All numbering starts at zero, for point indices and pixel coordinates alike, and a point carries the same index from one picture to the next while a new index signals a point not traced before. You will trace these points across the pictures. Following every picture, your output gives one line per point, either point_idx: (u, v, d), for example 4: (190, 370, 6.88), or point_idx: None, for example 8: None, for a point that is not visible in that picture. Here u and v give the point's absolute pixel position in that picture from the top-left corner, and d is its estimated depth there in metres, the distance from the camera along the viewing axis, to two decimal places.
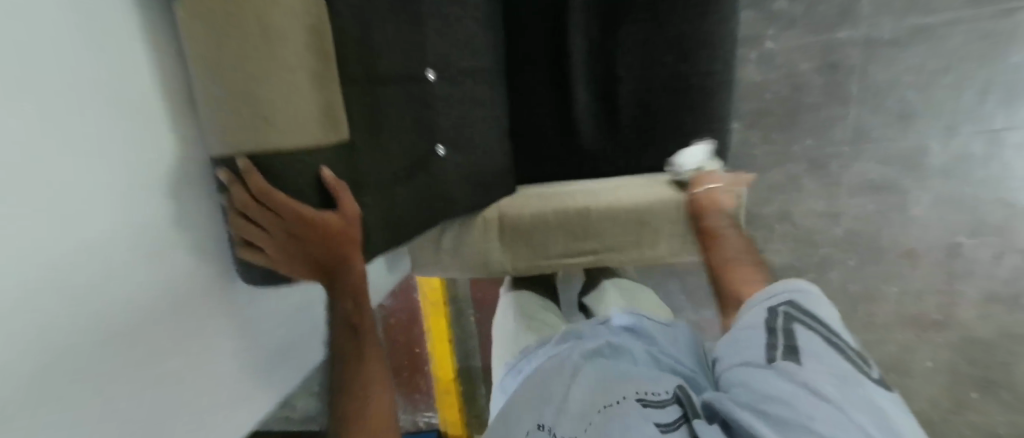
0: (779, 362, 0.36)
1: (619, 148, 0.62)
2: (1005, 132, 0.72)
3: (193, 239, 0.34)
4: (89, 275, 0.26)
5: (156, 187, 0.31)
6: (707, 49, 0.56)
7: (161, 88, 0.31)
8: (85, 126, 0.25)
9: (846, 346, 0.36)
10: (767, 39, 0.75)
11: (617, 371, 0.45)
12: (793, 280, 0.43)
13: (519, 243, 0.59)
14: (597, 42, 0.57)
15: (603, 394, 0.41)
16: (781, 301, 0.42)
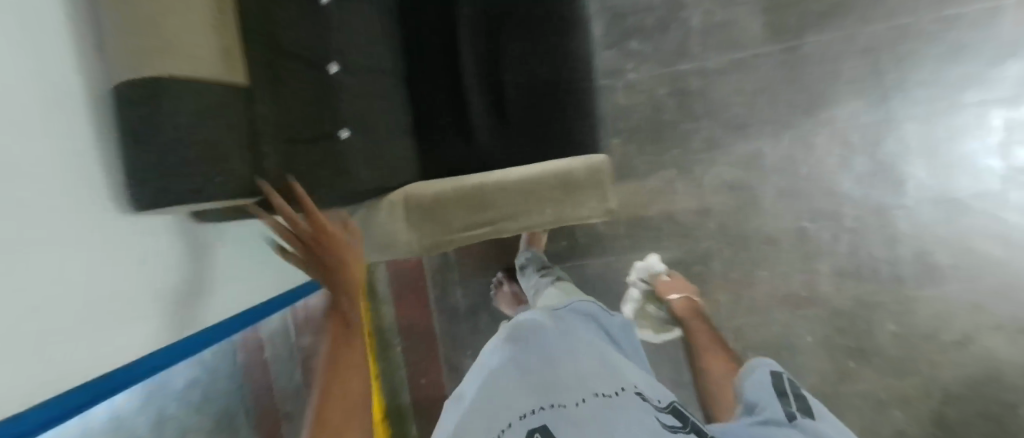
0: (798, 421, 0.45)
1: (513, 140, 0.77)
2: (810, 137, 1.01)
3: (110, 183, 0.39)
4: (63, 261, 0.35)
5: (72, 134, 0.35)
6: (570, 63, 0.77)
7: (74, 49, 0.36)
8: (33, 100, 0.32)
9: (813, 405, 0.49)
10: (628, 72, 1.02)
11: (596, 357, 0.54)
12: (757, 359, 0.58)
13: (428, 219, 0.65)
14: (487, 61, 0.76)
15: (586, 382, 0.48)
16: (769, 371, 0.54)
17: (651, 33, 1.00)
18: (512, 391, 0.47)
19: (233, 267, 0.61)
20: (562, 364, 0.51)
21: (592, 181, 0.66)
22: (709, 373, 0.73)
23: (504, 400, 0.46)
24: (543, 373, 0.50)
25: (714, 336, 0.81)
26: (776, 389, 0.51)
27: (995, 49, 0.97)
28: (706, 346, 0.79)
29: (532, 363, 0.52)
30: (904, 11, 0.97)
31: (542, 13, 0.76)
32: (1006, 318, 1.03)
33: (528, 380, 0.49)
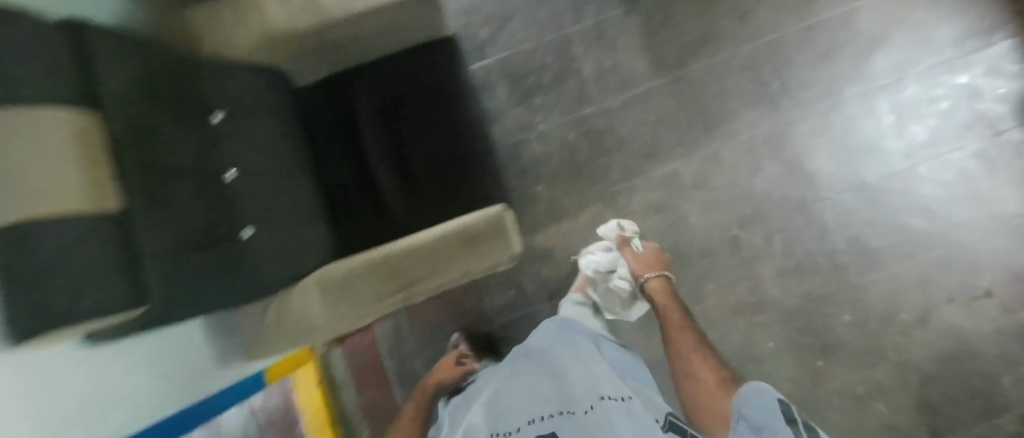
0: None
1: (424, 205, 0.82)
2: (719, 151, 1.08)
3: None
4: None
5: None
6: (466, 129, 0.86)
7: None
8: None
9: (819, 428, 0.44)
10: (538, 124, 1.11)
11: (592, 367, 0.64)
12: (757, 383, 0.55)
13: (345, 296, 0.66)
14: (388, 139, 0.83)
15: (592, 389, 0.57)
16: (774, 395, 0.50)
17: (552, 88, 1.11)
18: (529, 403, 0.59)
19: (161, 373, 0.64)
20: (574, 378, 0.62)
21: (493, 231, 0.70)
22: (698, 380, 0.70)
23: (521, 409, 0.58)
24: (558, 388, 0.61)
25: (701, 335, 0.79)
26: (785, 416, 0.47)
27: (859, 45, 1.06)
28: (695, 350, 0.76)
29: (548, 379, 0.63)
30: (769, 28, 1.07)
31: (429, 90, 0.86)
32: (957, 287, 1.03)
33: (542, 395, 0.60)
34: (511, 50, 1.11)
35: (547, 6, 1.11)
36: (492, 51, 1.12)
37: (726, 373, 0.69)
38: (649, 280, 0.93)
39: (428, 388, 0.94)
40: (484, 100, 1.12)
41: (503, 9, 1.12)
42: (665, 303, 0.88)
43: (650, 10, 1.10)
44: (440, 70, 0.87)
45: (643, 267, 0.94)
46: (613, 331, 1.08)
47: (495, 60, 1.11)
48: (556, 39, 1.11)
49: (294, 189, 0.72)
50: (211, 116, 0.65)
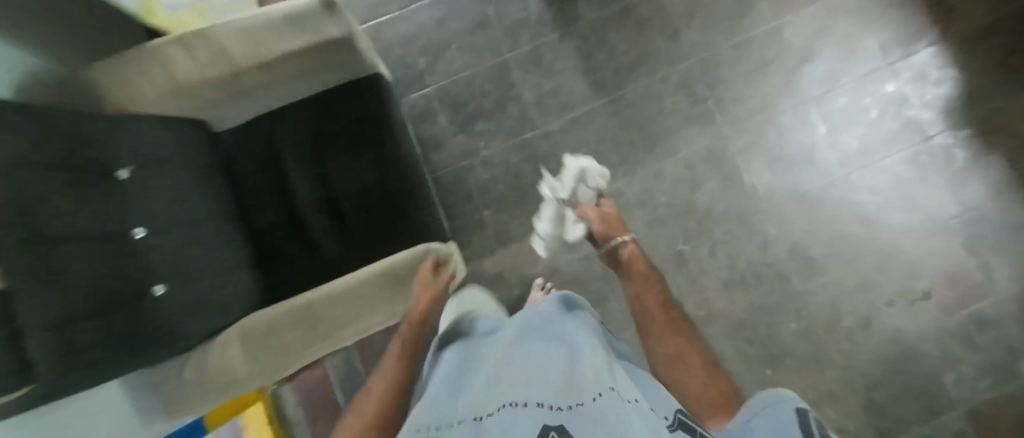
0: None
1: (354, 244, 0.83)
2: (660, 168, 1.09)
3: None
4: None
5: None
6: (397, 162, 0.86)
7: None
8: None
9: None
10: (482, 149, 1.12)
11: (590, 344, 0.49)
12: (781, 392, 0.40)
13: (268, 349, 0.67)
14: (317, 179, 0.85)
15: (603, 372, 0.40)
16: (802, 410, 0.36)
17: (493, 113, 1.13)
18: (516, 380, 0.41)
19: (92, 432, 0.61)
20: (589, 360, 0.43)
21: (415, 272, 0.70)
22: (687, 379, 0.58)
23: (503, 382, 0.41)
24: (565, 366, 0.43)
25: (681, 315, 0.69)
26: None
27: (785, 60, 1.10)
28: (676, 328, 0.66)
29: (550, 353, 0.47)
30: (700, 47, 1.11)
31: (358, 126, 0.86)
32: (899, 292, 1.04)
33: (539, 372, 0.42)
34: (452, 78, 1.14)
35: (485, 33, 1.14)
36: (432, 79, 1.14)
37: (706, 354, 0.62)
38: (625, 247, 0.81)
39: (415, 320, 0.67)
40: (426, 127, 1.13)
41: (441, 38, 1.14)
42: (642, 273, 0.77)
43: (586, 34, 1.13)
44: (369, 106, 0.86)
45: (611, 234, 0.82)
46: None
47: (435, 89, 1.14)
48: (495, 65, 1.14)
49: (211, 239, 0.73)
50: (115, 172, 0.65)
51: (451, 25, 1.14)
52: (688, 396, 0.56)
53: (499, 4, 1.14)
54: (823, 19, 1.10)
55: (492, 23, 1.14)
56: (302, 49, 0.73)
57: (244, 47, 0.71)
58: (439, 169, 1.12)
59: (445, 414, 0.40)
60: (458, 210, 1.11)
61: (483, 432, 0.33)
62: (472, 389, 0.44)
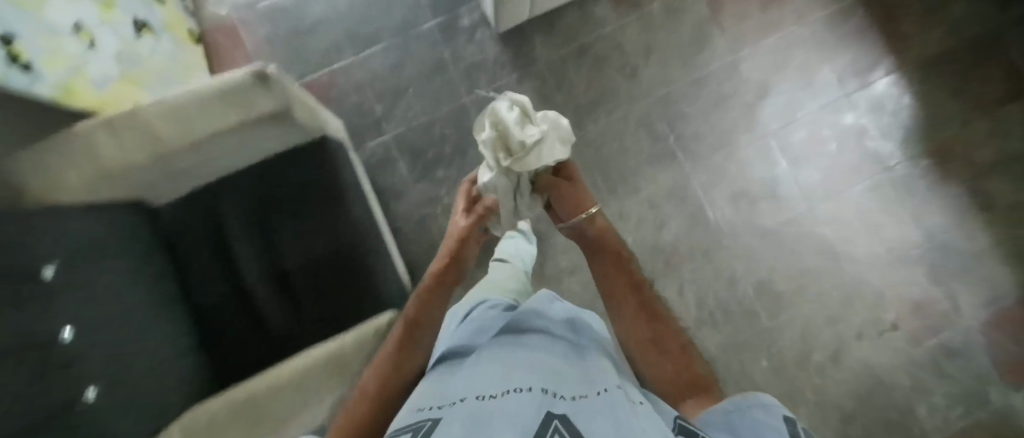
0: None
1: (303, 315, 0.80)
2: (623, 208, 1.08)
3: None
4: None
5: None
6: (347, 227, 0.83)
7: None
8: None
9: None
10: (443, 197, 1.10)
11: (595, 361, 0.48)
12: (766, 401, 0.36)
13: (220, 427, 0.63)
14: (263, 251, 0.82)
15: (601, 380, 0.42)
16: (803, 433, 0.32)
17: (453, 160, 1.11)
18: (520, 371, 0.41)
19: None
20: (590, 369, 0.45)
21: (362, 357, 0.69)
22: (661, 363, 0.55)
23: (500, 374, 0.41)
24: (566, 370, 0.44)
25: (653, 298, 0.65)
26: None
27: (743, 96, 1.10)
28: (649, 315, 0.62)
29: (548, 353, 0.48)
30: (659, 84, 1.11)
31: (303, 192, 0.83)
32: (866, 324, 1.04)
33: (543, 369, 0.43)
34: (409, 125, 1.12)
35: (441, 77, 1.12)
36: (389, 127, 1.11)
37: (681, 338, 0.59)
38: (594, 225, 0.76)
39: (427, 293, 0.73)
40: (386, 177, 1.11)
41: (396, 84, 1.11)
42: (614, 254, 0.72)
43: (544, 75, 1.11)
44: (315, 170, 0.83)
45: (578, 211, 0.75)
46: None
47: (393, 137, 1.11)
48: (454, 110, 1.12)
49: (142, 331, 0.70)
50: (39, 272, 0.61)
51: (405, 69, 1.11)
52: (668, 385, 0.53)
53: (454, 47, 1.11)
54: (779, 52, 1.11)
55: (448, 66, 1.12)
56: (236, 125, 0.69)
57: (172, 127, 0.67)
58: (400, 220, 1.10)
59: (449, 395, 0.41)
60: (421, 260, 1.08)
61: (484, 407, 0.33)
62: (468, 375, 0.44)
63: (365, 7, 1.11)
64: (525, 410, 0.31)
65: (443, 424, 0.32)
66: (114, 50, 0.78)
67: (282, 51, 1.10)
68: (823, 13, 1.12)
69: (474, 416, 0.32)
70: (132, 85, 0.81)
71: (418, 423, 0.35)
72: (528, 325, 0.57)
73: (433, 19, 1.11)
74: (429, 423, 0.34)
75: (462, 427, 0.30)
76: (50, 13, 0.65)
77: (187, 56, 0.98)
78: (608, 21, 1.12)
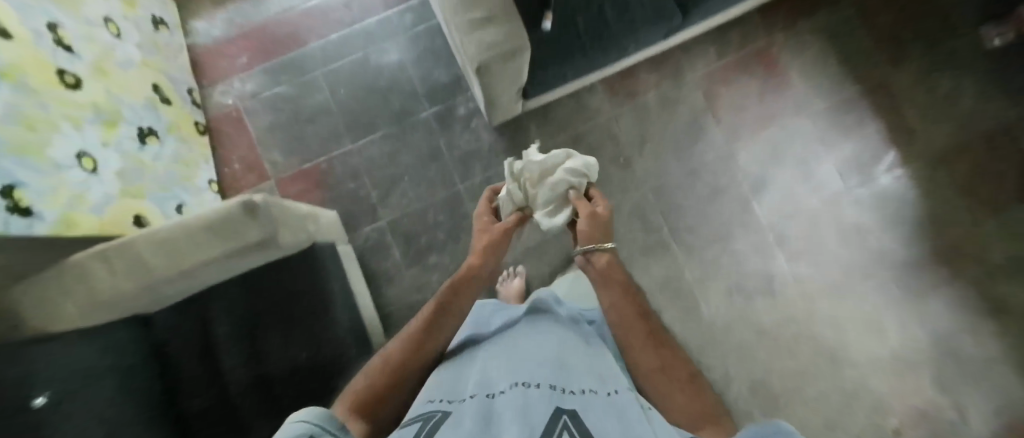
0: None
1: None
2: None
3: None
4: None
5: None
6: (331, 338, 0.84)
7: None
8: None
9: None
10: (435, 282, 1.11)
11: (601, 357, 0.54)
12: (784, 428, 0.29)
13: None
14: (248, 357, 0.82)
15: (608, 376, 0.47)
16: None
17: (446, 245, 1.12)
18: (530, 366, 0.46)
19: None
20: (598, 368, 0.49)
21: None
22: (671, 388, 0.49)
23: (512, 370, 0.46)
24: (574, 365, 0.49)
25: (660, 328, 0.57)
26: None
27: (738, 188, 1.10)
28: (657, 343, 0.55)
29: (561, 348, 0.52)
30: (652, 175, 1.11)
31: (294, 299, 0.84)
32: (866, 431, 0.99)
33: (553, 362, 0.48)
34: (403, 211, 1.12)
35: (436, 164, 1.13)
36: (383, 212, 1.12)
37: (690, 367, 0.52)
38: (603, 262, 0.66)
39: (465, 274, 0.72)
40: (378, 262, 1.12)
41: (392, 170, 1.13)
42: (619, 281, 0.63)
43: None
44: (302, 280, 0.85)
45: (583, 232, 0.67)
46: None
47: (387, 222, 1.12)
48: (448, 197, 1.12)
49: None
50: (30, 403, 0.62)
51: (401, 157, 1.13)
52: (679, 410, 0.46)
53: (449, 135, 1.13)
54: (777, 143, 1.10)
55: (443, 154, 1.13)
56: (222, 254, 0.72)
57: (164, 259, 0.70)
58: (391, 307, 1.10)
59: (462, 390, 0.46)
60: None
61: (497, 405, 0.39)
62: (485, 369, 0.49)
63: (364, 97, 1.13)
64: (536, 410, 0.36)
65: (462, 418, 0.38)
66: (118, 167, 0.82)
67: (282, 139, 1.12)
68: (822, 105, 1.11)
69: (489, 414, 0.37)
70: (137, 196, 0.85)
71: (434, 411, 0.41)
72: (543, 324, 0.61)
73: (430, 109, 1.13)
74: (444, 415, 0.39)
75: (477, 423, 0.35)
76: (52, 151, 0.69)
77: (190, 151, 1.02)
78: (603, 112, 1.13)
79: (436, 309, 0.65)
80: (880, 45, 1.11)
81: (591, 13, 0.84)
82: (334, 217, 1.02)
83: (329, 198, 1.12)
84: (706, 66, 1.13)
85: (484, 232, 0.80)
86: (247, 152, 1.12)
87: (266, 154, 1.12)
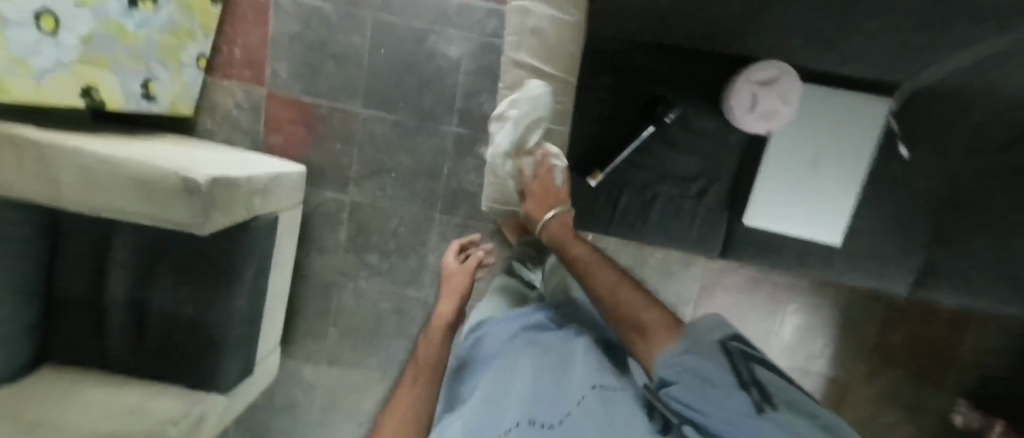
0: (770, 412, 0.33)
1: (141, 355, 0.81)
2: None
3: None
4: None
5: None
6: (213, 310, 0.80)
7: None
8: None
9: (749, 373, 0.39)
10: (362, 278, 1.08)
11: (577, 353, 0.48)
12: (692, 330, 0.45)
13: (66, 405, 0.72)
14: (135, 281, 0.79)
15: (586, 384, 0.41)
16: (719, 346, 0.42)
17: (390, 253, 1.07)
18: (505, 404, 0.40)
19: None
20: (569, 377, 0.43)
21: (177, 415, 0.75)
22: (627, 312, 0.51)
23: (492, 408, 0.41)
24: (545, 379, 0.43)
25: (598, 255, 0.59)
26: (733, 374, 0.38)
27: None
28: (596, 273, 0.57)
29: (532, 361, 0.47)
30: None
31: (199, 254, 0.78)
32: None
33: (527, 387, 0.42)
34: (371, 201, 1.05)
35: (429, 179, 1.04)
36: (352, 190, 1.05)
37: (631, 284, 0.55)
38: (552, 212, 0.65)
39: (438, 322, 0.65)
40: (320, 228, 1.07)
41: (385, 155, 1.03)
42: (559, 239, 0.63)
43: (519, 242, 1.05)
44: (215, 243, 0.77)
45: (533, 206, 0.66)
46: None
47: (351, 199, 1.05)
48: (419, 217, 1.06)
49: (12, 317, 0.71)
50: None
51: (401, 152, 1.03)
52: (625, 327, 0.51)
53: (457, 163, 1.03)
54: None
55: (439, 177, 1.04)
56: (143, 213, 0.65)
57: (82, 187, 0.63)
58: (310, 274, 1.09)
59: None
60: (308, 316, 1.10)
61: None
62: (474, 402, 0.44)
63: (399, 71, 0.99)
64: None
65: None
66: (88, 30, 0.70)
67: (297, 57, 0.99)
68: (786, 361, 1.09)
69: None
70: (97, 65, 0.74)
71: None
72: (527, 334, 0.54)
73: (456, 125, 1.01)
74: None
75: None
76: (4, 3, 0.56)
77: (188, 23, 0.88)
78: (604, 240, 1.05)
79: (423, 370, 0.58)
80: (876, 351, 1.08)
81: (639, 194, 0.75)
82: (297, 176, 0.95)
83: (309, 143, 1.03)
84: (724, 264, 1.06)
85: (453, 275, 0.72)
86: (254, 46, 0.99)
87: (274, 61, 1.00)
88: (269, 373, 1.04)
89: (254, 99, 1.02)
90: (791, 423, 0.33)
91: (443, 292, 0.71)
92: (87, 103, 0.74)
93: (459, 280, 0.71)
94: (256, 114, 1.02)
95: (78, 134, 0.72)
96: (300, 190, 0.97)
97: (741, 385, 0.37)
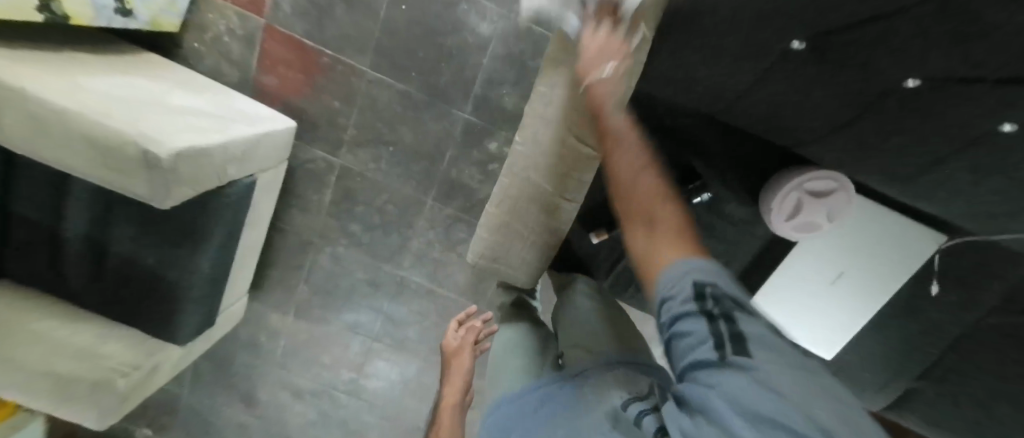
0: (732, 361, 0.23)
1: (100, 295, 0.78)
2: None
3: None
4: None
5: None
6: (175, 274, 0.76)
7: None
8: None
9: (724, 300, 0.27)
10: (340, 243, 1.04)
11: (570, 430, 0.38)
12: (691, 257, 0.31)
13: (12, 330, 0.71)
14: (97, 221, 0.73)
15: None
16: (689, 279, 0.29)
17: (373, 227, 1.02)
18: None
19: None
20: None
21: (130, 365, 0.77)
22: (645, 210, 0.36)
23: None
24: None
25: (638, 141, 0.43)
26: (697, 310, 0.27)
27: None
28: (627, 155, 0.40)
29: None
30: None
31: (166, 218, 0.71)
32: None
33: None
34: (361, 170, 0.98)
35: (427, 162, 0.96)
36: (343, 153, 0.97)
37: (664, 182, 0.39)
38: (602, 73, 0.45)
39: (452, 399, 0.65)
40: (304, 185, 1.00)
41: (384, 126, 0.94)
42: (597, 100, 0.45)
43: None
44: (188, 212, 0.71)
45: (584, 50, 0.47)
46: (280, 406, 1.20)
47: (341, 163, 0.98)
48: (410, 197, 0.99)
49: None
50: None
51: (402, 127, 0.93)
52: (633, 219, 0.36)
53: (461, 153, 0.94)
54: None
55: (439, 163, 0.95)
56: (103, 177, 0.58)
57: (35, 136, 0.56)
58: (288, 227, 1.04)
59: None
60: (280, 267, 1.08)
61: None
62: None
63: (416, 38, 0.86)
64: None
65: None
66: None
67: None
68: None
69: None
70: None
71: None
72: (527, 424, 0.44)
73: (467, 112, 0.91)
74: None
75: None
76: None
77: None
78: None
79: None
80: None
81: None
82: (285, 134, 0.86)
83: (304, 93, 0.93)
84: None
85: (456, 350, 0.71)
86: None
87: None
88: (234, 317, 1.03)
89: (249, 29, 0.89)
90: (765, 372, 0.22)
91: (446, 373, 0.69)
92: (47, 18, 0.63)
93: (461, 358, 0.70)
94: (249, 47, 0.90)
95: (30, 58, 0.61)
96: (286, 148, 0.89)
97: (714, 324, 0.25)
